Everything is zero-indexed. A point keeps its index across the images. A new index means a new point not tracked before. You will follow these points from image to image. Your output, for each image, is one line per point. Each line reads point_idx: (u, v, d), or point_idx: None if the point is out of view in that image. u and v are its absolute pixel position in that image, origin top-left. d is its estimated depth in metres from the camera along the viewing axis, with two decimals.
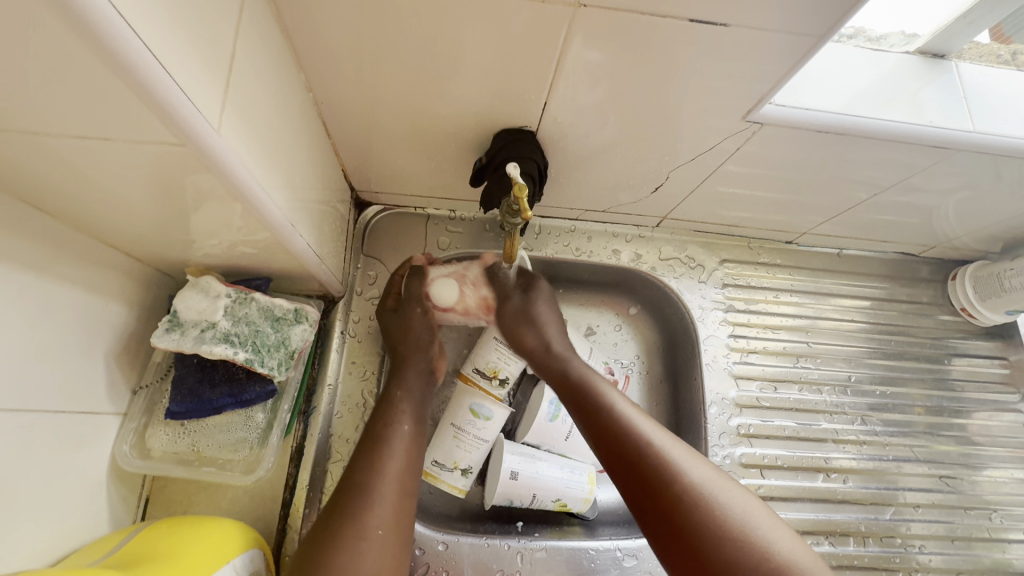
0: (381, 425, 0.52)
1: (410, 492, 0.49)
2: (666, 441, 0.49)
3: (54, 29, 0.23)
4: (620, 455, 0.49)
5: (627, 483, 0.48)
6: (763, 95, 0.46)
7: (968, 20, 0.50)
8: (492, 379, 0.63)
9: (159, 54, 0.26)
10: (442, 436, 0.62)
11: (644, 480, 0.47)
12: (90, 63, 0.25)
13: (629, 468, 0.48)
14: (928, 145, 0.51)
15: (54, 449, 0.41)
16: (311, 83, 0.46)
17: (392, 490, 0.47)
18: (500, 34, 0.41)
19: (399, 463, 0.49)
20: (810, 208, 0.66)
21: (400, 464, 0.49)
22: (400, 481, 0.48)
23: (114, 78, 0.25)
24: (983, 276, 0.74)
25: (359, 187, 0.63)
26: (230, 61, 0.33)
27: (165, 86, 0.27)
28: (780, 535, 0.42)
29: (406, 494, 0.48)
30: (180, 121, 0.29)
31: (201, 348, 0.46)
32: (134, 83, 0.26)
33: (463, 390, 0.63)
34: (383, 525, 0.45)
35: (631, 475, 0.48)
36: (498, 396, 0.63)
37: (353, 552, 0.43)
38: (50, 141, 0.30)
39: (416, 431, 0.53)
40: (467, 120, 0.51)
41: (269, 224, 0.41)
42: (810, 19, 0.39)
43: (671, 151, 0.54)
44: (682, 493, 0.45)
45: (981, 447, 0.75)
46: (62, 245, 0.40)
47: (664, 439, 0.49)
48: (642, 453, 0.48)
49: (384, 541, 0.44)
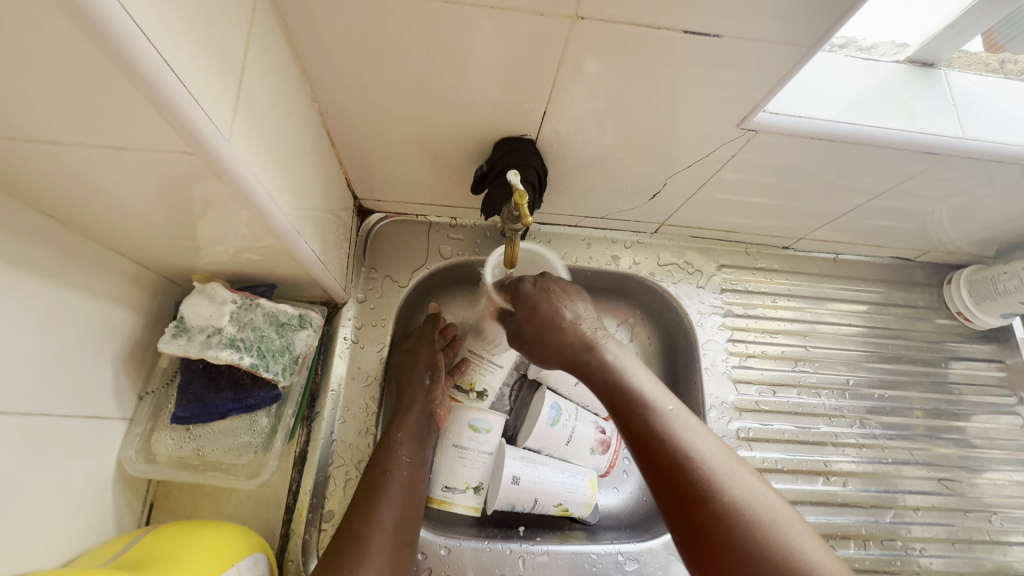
0: (377, 475, 0.54)
1: (405, 543, 0.52)
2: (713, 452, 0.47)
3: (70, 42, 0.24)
4: (665, 471, 0.46)
5: (667, 498, 0.46)
6: (757, 103, 0.47)
7: (956, 30, 0.51)
8: (470, 392, 0.65)
9: (171, 66, 0.27)
10: (446, 458, 0.62)
11: (687, 497, 0.44)
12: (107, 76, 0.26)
13: (673, 487, 0.45)
14: (919, 151, 0.52)
15: (60, 453, 0.41)
16: (316, 93, 0.47)
17: (387, 543, 0.50)
18: (500, 46, 0.42)
19: (394, 516, 0.52)
20: (807, 213, 0.67)
21: (394, 517, 0.52)
22: (395, 532, 0.51)
23: (131, 89, 0.26)
24: (978, 281, 0.75)
25: (362, 195, 0.65)
26: (239, 72, 0.34)
27: (178, 95, 0.28)
28: (823, 556, 0.40)
29: (401, 546, 0.51)
30: (192, 130, 0.30)
31: (207, 353, 0.47)
32: (150, 93, 0.27)
33: (456, 407, 0.64)
34: None
35: (672, 491, 0.45)
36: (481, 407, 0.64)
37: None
38: (63, 149, 0.31)
39: (414, 478, 0.56)
40: (467, 129, 0.52)
41: (275, 231, 0.42)
42: (800, 29, 0.40)
43: (668, 158, 0.56)
44: (725, 517, 0.42)
45: (980, 449, 0.75)
46: (71, 252, 0.41)
47: (711, 450, 0.47)
48: (690, 470, 0.45)
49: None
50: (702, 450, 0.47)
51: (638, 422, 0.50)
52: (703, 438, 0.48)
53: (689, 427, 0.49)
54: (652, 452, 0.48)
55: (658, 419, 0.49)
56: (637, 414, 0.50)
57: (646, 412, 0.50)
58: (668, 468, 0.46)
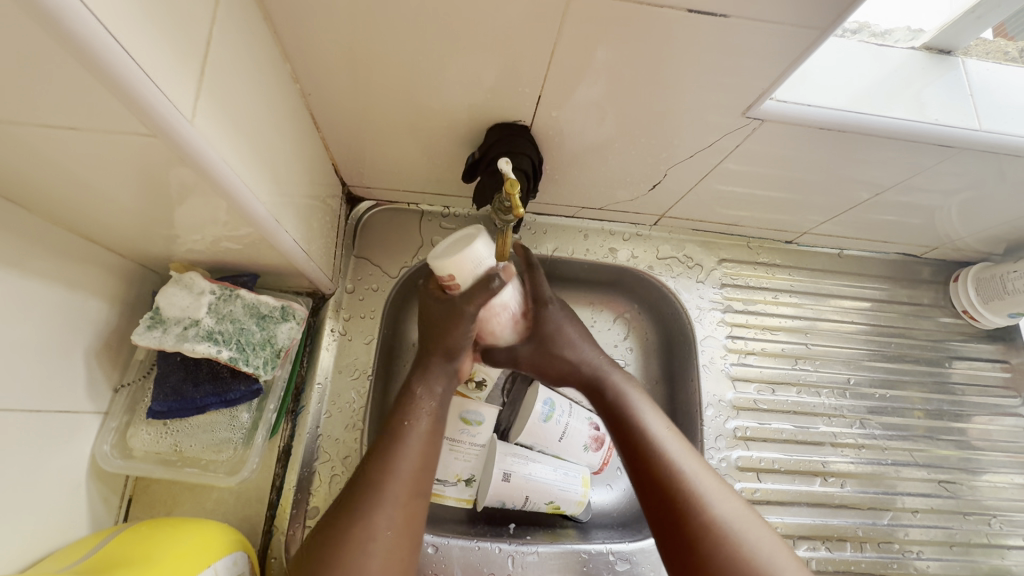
0: (398, 423, 0.50)
1: (421, 493, 0.48)
2: (704, 482, 0.50)
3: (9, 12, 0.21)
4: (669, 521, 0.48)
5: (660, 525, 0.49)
6: (764, 90, 0.45)
7: (977, 16, 0.48)
8: (469, 383, 0.63)
9: (125, 40, 0.25)
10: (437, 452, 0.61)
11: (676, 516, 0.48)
12: (52, 49, 0.23)
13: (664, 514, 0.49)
14: (932, 143, 0.50)
15: (29, 449, 0.40)
16: (297, 73, 0.45)
17: (404, 491, 0.47)
18: (492, 23, 0.39)
19: (414, 463, 0.49)
20: (812, 207, 0.64)
21: (415, 464, 0.49)
22: (413, 479, 0.48)
23: (79, 65, 0.24)
24: (986, 279, 0.73)
25: (351, 182, 0.62)
26: (206, 47, 0.31)
27: (132, 71, 0.25)
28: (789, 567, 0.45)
29: (418, 495, 0.48)
30: (150, 111, 0.27)
31: (183, 346, 0.44)
32: (99, 71, 0.24)
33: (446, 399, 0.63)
34: (390, 528, 0.45)
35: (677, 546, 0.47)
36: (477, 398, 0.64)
37: (360, 553, 0.43)
38: (13, 129, 0.29)
39: (435, 429, 0.52)
40: (459, 114, 0.49)
41: (252, 219, 0.40)
42: (814, 9, 0.37)
43: (669, 148, 0.53)
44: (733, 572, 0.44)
45: (981, 451, 0.73)
46: (37, 239, 0.39)
47: (718, 496, 0.49)
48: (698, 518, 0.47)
49: (390, 544, 0.45)
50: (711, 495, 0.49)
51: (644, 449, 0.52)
52: (713, 483, 0.50)
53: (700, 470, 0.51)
54: (660, 502, 0.49)
55: (670, 465, 0.51)
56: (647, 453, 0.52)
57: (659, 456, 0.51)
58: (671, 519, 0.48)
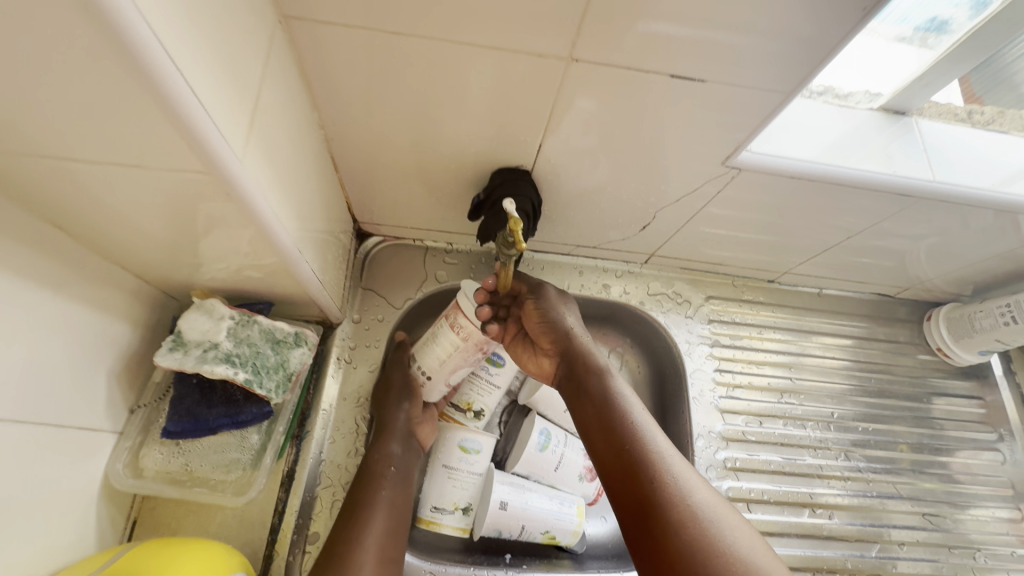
0: (362, 493, 0.55)
1: (392, 557, 0.53)
2: (691, 482, 0.42)
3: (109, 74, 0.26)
4: (644, 535, 0.40)
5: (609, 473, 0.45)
6: (740, 142, 0.50)
7: (924, 82, 0.54)
8: (467, 412, 0.65)
9: (204, 99, 0.30)
10: (436, 480, 0.62)
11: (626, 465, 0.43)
12: (142, 105, 0.28)
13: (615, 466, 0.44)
14: (892, 192, 0.55)
15: (50, 463, 0.41)
16: (323, 120, 0.49)
17: (374, 556, 0.51)
18: (498, 83, 0.45)
19: (381, 528, 0.53)
20: (790, 249, 0.69)
21: (381, 530, 0.53)
22: (382, 544, 0.52)
23: (164, 120, 0.28)
24: (956, 317, 0.77)
25: (361, 218, 0.66)
26: (255, 98, 0.36)
27: (206, 125, 0.30)
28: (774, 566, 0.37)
29: (387, 560, 0.52)
30: (214, 156, 0.32)
31: (202, 368, 0.47)
32: (179, 123, 0.29)
33: (445, 429, 0.65)
34: None
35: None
36: (476, 428, 0.65)
37: None
38: (80, 166, 0.33)
39: (396, 499, 0.57)
40: (466, 159, 0.54)
41: (279, 249, 0.44)
42: (780, 76, 0.43)
43: (657, 192, 0.58)
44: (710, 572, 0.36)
45: (964, 485, 0.76)
46: (77, 264, 0.42)
47: (685, 471, 0.43)
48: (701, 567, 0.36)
49: None
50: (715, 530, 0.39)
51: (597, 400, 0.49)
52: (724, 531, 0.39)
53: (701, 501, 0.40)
54: (624, 478, 0.43)
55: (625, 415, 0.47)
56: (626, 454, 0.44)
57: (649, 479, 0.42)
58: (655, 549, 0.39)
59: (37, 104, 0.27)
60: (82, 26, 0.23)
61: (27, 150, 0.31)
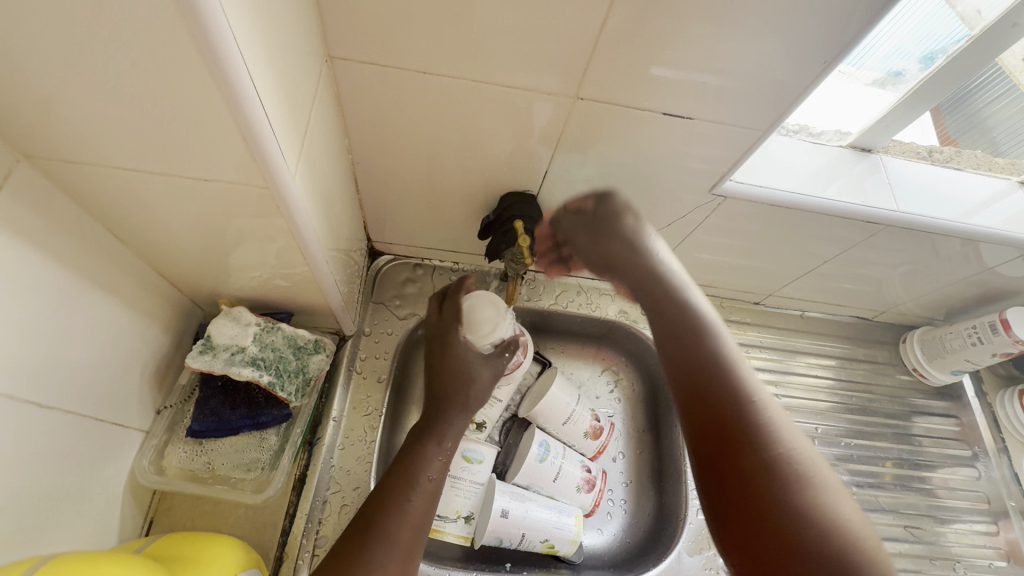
0: (403, 468, 0.55)
1: (419, 536, 0.52)
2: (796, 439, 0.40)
3: (199, 103, 0.31)
4: (720, 483, 0.40)
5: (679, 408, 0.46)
6: (724, 173, 0.56)
7: (885, 123, 0.60)
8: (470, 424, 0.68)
9: (274, 128, 0.35)
10: None
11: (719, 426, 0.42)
12: (221, 128, 0.32)
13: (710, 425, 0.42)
14: (862, 220, 0.61)
15: (83, 456, 0.44)
16: (351, 146, 0.55)
17: (404, 534, 0.51)
18: (509, 119, 0.51)
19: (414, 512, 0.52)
20: (773, 273, 0.75)
21: (416, 510, 0.53)
22: (415, 524, 0.52)
23: (240, 142, 0.33)
24: (929, 340, 0.83)
25: (375, 237, 0.71)
26: (305, 124, 0.41)
27: (273, 149, 0.35)
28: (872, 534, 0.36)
29: (408, 552, 0.50)
30: (274, 175, 0.37)
31: (231, 370, 0.51)
32: (252, 145, 0.34)
33: None
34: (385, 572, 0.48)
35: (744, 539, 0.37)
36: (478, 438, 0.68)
37: None
38: (149, 179, 0.37)
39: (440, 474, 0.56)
40: (478, 183, 0.59)
41: (311, 260, 0.48)
42: (758, 114, 0.49)
43: (651, 217, 0.63)
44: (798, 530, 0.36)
45: (944, 499, 0.79)
46: (126, 269, 0.46)
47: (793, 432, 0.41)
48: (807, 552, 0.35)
49: None
50: (829, 500, 0.37)
51: (709, 368, 0.45)
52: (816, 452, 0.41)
53: (811, 450, 0.40)
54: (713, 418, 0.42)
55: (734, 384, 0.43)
56: (721, 411, 0.42)
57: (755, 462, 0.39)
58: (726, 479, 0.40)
59: (129, 122, 0.32)
60: (192, 62, 0.28)
61: (106, 162, 0.35)
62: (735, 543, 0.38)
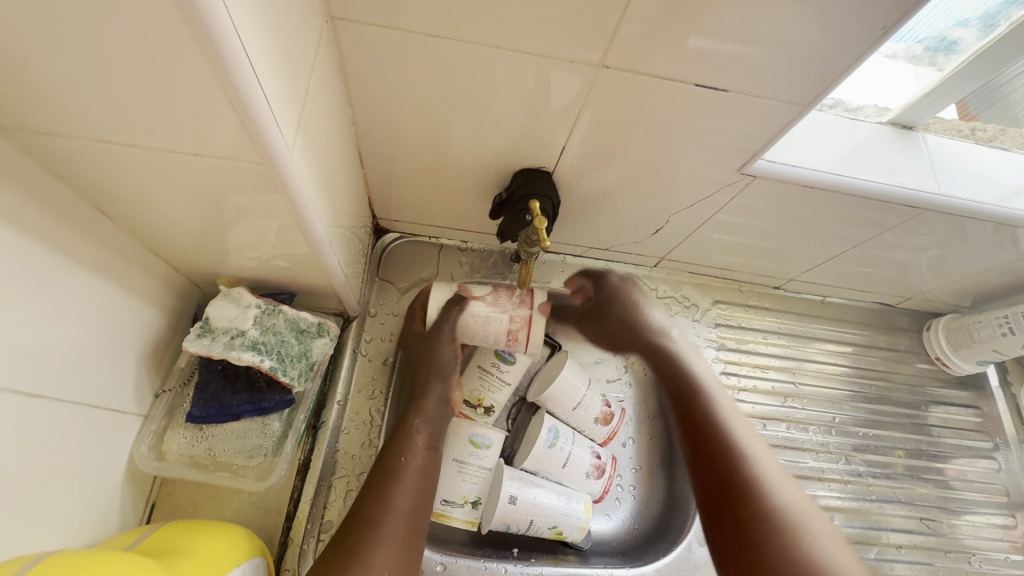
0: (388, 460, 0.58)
1: (417, 528, 0.56)
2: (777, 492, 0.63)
3: (185, 71, 0.27)
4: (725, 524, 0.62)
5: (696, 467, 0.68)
6: (755, 152, 0.52)
7: (932, 98, 0.56)
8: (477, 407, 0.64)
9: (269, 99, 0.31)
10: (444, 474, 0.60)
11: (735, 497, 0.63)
12: (210, 99, 0.29)
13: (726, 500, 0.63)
14: (900, 204, 0.57)
15: (78, 444, 0.42)
16: (355, 118, 0.51)
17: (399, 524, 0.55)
18: (524, 91, 0.47)
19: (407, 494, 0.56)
20: (795, 257, 0.71)
21: (408, 496, 0.56)
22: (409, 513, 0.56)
23: (233, 114, 0.30)
24: (955, 328, 0.80)
25: (380, 214, 0.68)
26: (304, 94, 0.37)
27: (269, 122, 0.32)
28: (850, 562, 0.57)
29: (412, 536, 0.55)
30: (271, 150, 0.33)
31: (230, 355, 0.48)
32: (247, 118, 0.30)
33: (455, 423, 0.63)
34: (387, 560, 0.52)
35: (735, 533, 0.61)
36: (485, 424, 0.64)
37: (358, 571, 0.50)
38: (135, 155, 0.34)
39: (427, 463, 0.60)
40: (489, 160, 0.56)
41: (312, 240, 0.45)
42: (798, 89, 0.45)
43: (671, 197, 0.60)
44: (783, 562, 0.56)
45: (959, 491, 0.77)
46: (116, 249, 0.43)
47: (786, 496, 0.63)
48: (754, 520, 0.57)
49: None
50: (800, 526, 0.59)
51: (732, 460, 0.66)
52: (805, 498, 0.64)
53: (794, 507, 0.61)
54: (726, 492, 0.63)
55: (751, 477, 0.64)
56: (729, 486, 0.64)
57: (735, 475, 0.64)
58: (733, 520, 0.61)
59: (106, 91, 0.29)
60: (172, 24, 0.25)
61: (85, 135, 0.32)
62: (726, 533, 0.62)
